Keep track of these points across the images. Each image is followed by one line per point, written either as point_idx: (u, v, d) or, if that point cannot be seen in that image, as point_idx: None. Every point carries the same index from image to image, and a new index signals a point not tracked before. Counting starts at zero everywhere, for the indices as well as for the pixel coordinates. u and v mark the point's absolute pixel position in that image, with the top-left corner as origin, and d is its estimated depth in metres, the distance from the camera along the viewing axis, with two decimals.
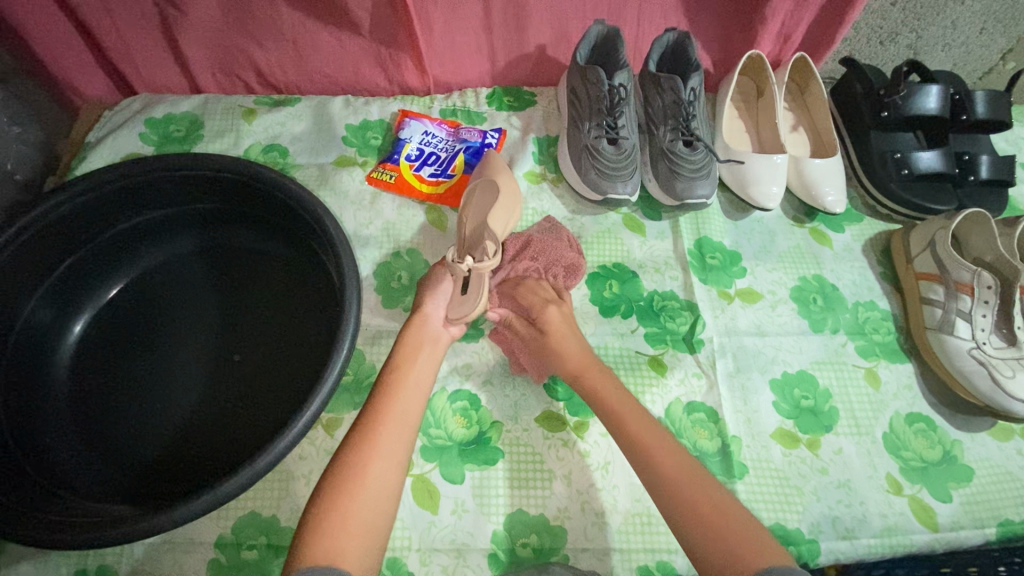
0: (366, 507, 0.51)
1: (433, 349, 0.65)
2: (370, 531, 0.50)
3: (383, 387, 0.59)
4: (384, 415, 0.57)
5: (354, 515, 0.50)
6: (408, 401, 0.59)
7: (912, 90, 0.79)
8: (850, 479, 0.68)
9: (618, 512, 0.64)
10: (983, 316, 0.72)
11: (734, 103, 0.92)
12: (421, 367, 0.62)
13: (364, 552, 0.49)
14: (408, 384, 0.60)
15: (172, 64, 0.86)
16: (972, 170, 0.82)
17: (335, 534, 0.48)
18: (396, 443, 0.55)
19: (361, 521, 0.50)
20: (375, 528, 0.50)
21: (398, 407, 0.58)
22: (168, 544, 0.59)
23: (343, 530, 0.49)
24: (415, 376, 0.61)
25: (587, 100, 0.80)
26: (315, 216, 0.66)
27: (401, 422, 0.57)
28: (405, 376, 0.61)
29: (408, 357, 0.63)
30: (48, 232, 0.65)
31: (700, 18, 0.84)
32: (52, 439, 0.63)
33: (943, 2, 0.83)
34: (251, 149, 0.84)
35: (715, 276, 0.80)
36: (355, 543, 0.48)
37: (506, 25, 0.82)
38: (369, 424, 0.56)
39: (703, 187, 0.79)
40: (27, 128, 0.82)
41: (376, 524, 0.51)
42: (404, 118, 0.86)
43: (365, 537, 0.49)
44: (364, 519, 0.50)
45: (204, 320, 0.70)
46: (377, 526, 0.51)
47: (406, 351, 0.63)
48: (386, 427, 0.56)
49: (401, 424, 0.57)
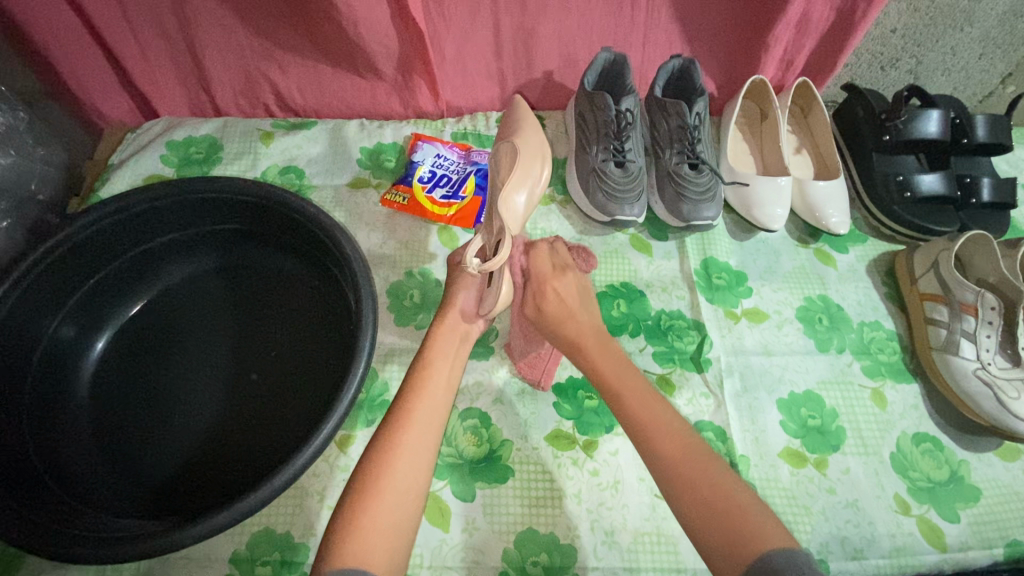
0: (391, 507, 0.52)
1: (456, 347, 0.66)
2: (396, 532, 0.51)
3: (406, 389, 0.60)
4: (406, 417, 0.57)
5: (379, 517, 0.51)
6: (431, 402, 0.59)
7: (912, 116, 0.81)
8: (857, 498, 0.69)
9: (627, 530, 0.65)
10: (987, 337, 0.73)
11: (739, 127, 0.94)
12: (444, 367, 0.63)
13: (389, 552, 0.50)
14: (433, 383, 0.61)
15: (193, 88, 0.89)
16: (974, 193, 0.84)
17: (362, 537, 0.49)
18: (419, 445, 0.56)
19: (386, 524, 0.51)
20: (400, 529, 0.52)
21: (423, 407, 0.59)
22: (184, 560, 0.60)
23: (370, 532, 0.50)
24: (437, 376, 0.62)
25: (594, 124, 0.83)
26: (332, 237, 0.68)
27: (424, 423, 0.58)
28: (427, 377, 0.61)
29: (431, 359, 0.63)
30: (75, 253, 0.67)
31: (705, 45, 0.86)
32: (72, 454, 0.64)
33: (941, 29, 0.85)
34: (268, 171, 0.87)
35: (722, 296, 0.81)
36: (380, 544, 0.50)
37: (516, 51, 0.85)
38: (391, 426, 0.57)
39: (709, 209, 0.81)
40: (51, 150, 0.84)
41: (399, 527, 0.52)
42: (417, 142, 0.89)
43: (391, 538, 0.51)
44: (389, 520, 0.51)
45: (223, 338, 0.72)
46: (402, 527, 0.52)
47: (427, 352, 0.64)
48: (411, 428, 0.57)
49: (423, 425, 0.57)
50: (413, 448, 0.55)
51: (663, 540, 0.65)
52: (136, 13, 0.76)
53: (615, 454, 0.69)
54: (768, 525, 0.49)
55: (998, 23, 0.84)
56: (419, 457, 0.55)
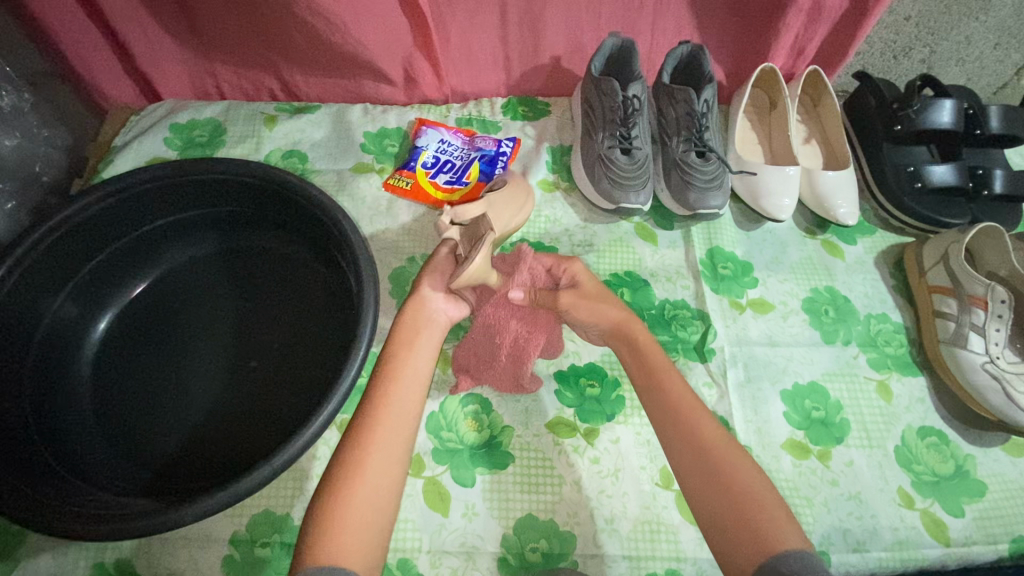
0: (367, 503, 0.51)
1: (430, 335, 0.64)
2: (373, 529, 0.50)
3: (376, 381, 0.59)
4: (380, 410, 0.56)
5: (355, 514, 0.50)
6: (404, 393, 0.58)
7: (925, 104, 0.80)
8: (861, 491, 0.68)
9: (627, 518, 0.65)
10: (997, 331, 0.72)
11: (747, 115, 0.93)
12: (418, 357, 0.62)
13: (366, 549, 0.49)
14: (406, 372, 0.60)
15: (197, 70, 0.88)
16: (986, 184, 0.81)
17: (338, 535, 0.48)
18: (393, 438, 0.55)
19: (364, 520, 0.50)
20: (379, 525, 0.51)
21: (397, 397, 0.58)
22: (184, 540, 0.60)
23: (346, 528, 0.49)
24: (411, 366, 0.61)
25: (600, 111, 0.81)
26: (335, 220, 0.68)
27: (397, 416, 0.56)
28: (400, 367, 0.60)
29: (403, 347, 0.62)
30: (77, 232, 0.67)
31: (714, 31, 0.85)
32: (73, 432, 0.64)
33: (957, 17, 0.83)
34: (272, 155, 0.86)
35: (727, 286, 0.80)
36: (358, 540, 0.49)
37: (523, 36, 0.84)
38: (364, 420, 0.56)
39: (716, 197, 0.80)
40: (56, 131, 0.84)
41: (378, 522, 0.51)
42: (421, 127, 0.88)
43: (368, 535, 0.50)
44: (366, 517, 0.50)
45: (224, 320, 0.72)
46: (380, 523, 0.51)
47: (400, 341, 0.63)
48: (384, 420, 0.56)
49: (397, 418, 0.56)
50: (387, 443, 0.54)
51: (663, 528, 0.64)
52: None
53: (616, 442, 0.69)
54: (771, 519, 0.48)
55: (1014, 11, 0.83)
56: (394, 451, 0.54)
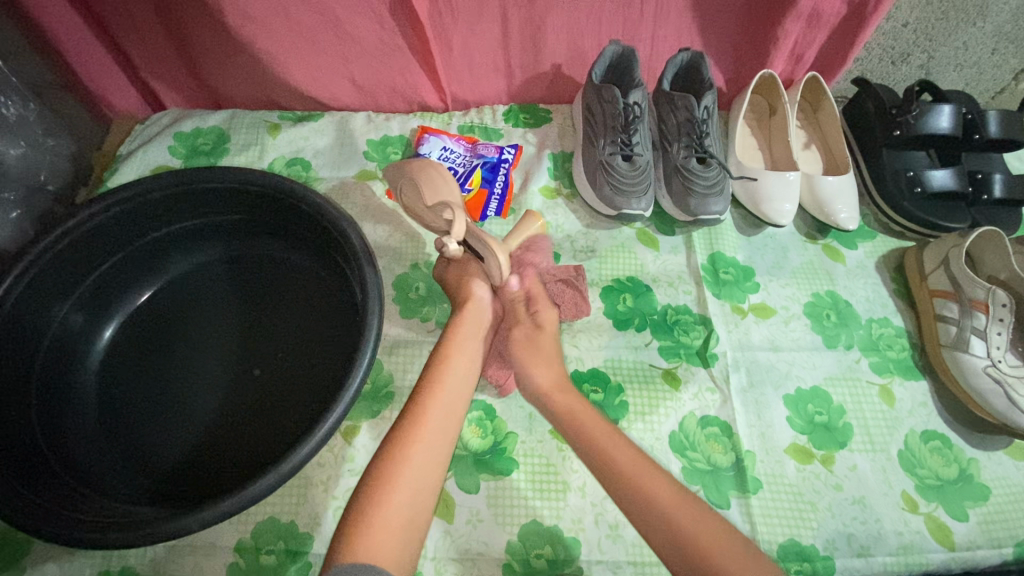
0: (403, 505, 0.51)
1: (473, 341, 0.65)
2: (408, 530, 0.50)
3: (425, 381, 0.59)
4: (423, 413, 0.57)
5: (393, 511, 0.50)
6: (450, 396, 0.59)
7: (923, 110, 0.81)
8: (864, 495, 0.68)
9: (632, 524, 0.65)
10: (998, 334, 0.72)
11: (747, 121, 0.94)
12: (463, 359, 0.62)
13: (401, 548, 0.49)
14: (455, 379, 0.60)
15: (201, 79, 0.88)
16: (986, 189, 0.82)
17: (376, 531, 0.49)
18: (436, 440, 0.55)
19: (398, 520, 0.50)
20: (412, 528, 0.51)
21: (444, 402, 0.58)
22: (189, 548, 0.60)
23: (380, 527, 0.49)
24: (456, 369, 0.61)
25: (602, 118, 0.82)
26: (339, 227, 0.68)
27: (442, 421, 0.57)
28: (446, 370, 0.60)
29: (452, 349, 0.62)
30: (84, 241, 0.68)
31: (713, 38, 0.85)
32: (79, 441, 0.64)
33: (954, 23, 0.84)
34: (275, 163, 0.87)
35: (728, 291, 0.81)
36: (390, 540, 0.49)
37: (523, 44, 0.84)
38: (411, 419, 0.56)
39: (717, 203, 0.81)
40: (60, 141, 0.84)
41: (411, 525, 0.51)
42: (423, 135, 0.88)
43: (403, 533, 0.50)
44: (401, 516, 0.51)
45: (229, 328, 0.72)
46: (415, 523, 0.51)
47: (451, 344, 0.63)
48: (428, 423, 0.56)
49: (440, 420, 0.57)
50: (431, 442, 0.55)
51: None
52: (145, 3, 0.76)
53: None
54: None
55: (1011, 17, 0.83)
56: (434, 456, 0.55)
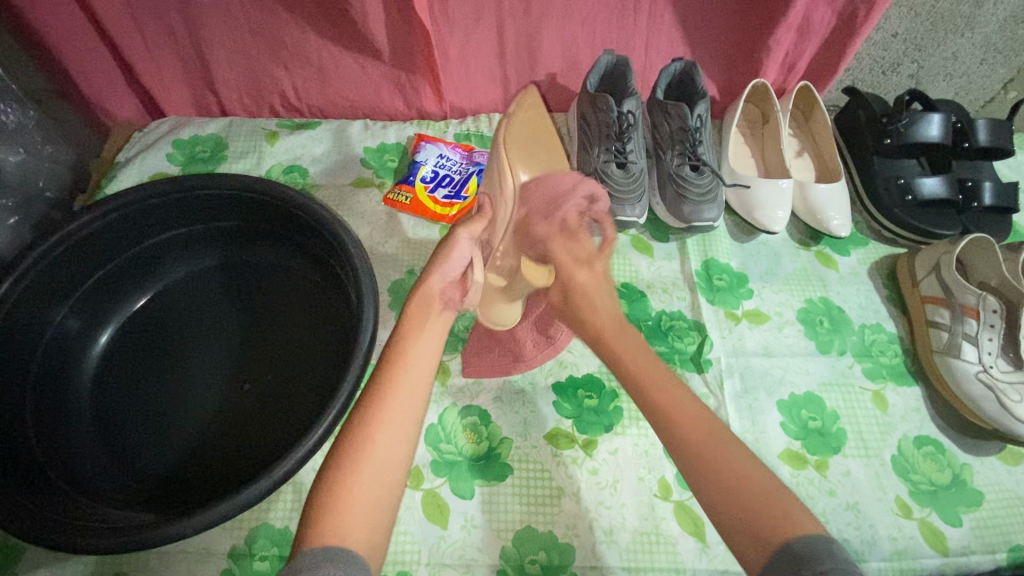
0: (371, 484, 0.47)
1: (438, 323, 0.59)
2: (380, 511, 0.47)
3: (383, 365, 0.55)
4: (386, 386, 0.53)
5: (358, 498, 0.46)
6: (413, 373, 0.54)
7: (912, 119, 0.82)
8: (858, 501, 0.68)
9: (626, 530, 0.65)
10: (989, 340, 0.73)
11: (740, 130, 0.95)
12: (427, 339, 0.58)
13: (368, 533, 0.45)
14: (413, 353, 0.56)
15: (198, 88, 0.89)
16: (975, 197, 0.82)
17: (340, 519, 0.45)
18: (402, 419, 0.51)
19: (366, 502, 0.47)
20: (383, 505, 0.47)
21: (406, 376, 0.54)
22: (182, 554, 0.60)
23: (349, 508, 0.46)
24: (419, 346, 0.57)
25: (596, 126, 0.83)
26: (335, 234, 0.68)
27: (409, 394, 0.53)
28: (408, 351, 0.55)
29: (413, 330, 0.58)
30: (79, 248, 0.68)
31: (707, 48, 0.87)
32: (72, 445, 0.64)
33: (943, 33, 0.85)
34: (272, 170, 0.87)
35: (722, 297, 0.81)
36: (360, 520, 0.45)
37: (519, 53, 0.85)
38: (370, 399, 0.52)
39: (710, 210, 0.82)
40: (59, 148, 0.85)
41: (381, 505, 0.47)
42: (420, 142, 0.89)
43: (373, 515, 0.46)
44: (369, 496, 0.47)
45: (224, 333, 0.72)
46: (387, 503, 0.48)
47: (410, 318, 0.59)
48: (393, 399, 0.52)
49: (405, 400, 0.52)
50: (395, 421, 0.51)
51: (662, 539, 0.64)
52: (144, 14, 0.77)
53: (614, 453, 0.69)
54: None
55: (999, 28, 0.85)
56: (401, 431, 0.51)
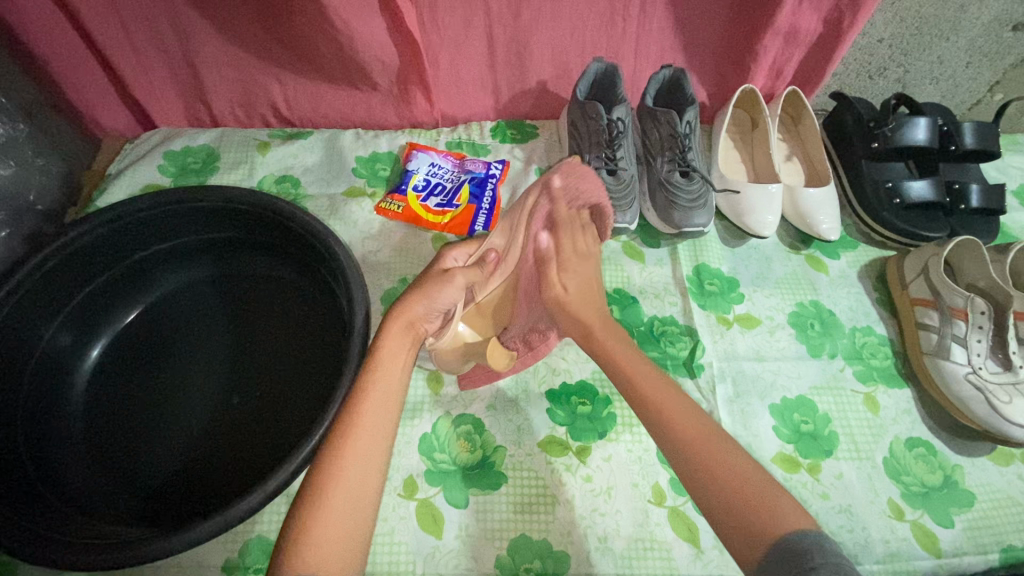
0: (343, 515, 0.48)
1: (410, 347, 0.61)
2: (353, 539, 0.48)
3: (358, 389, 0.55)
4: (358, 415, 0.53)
5: (330, 528, 0.47)
6: (384, 402, 0.55)
7: (900, 123, 0.83)
8: (851, 503, 0.69)
9: (621, 536, 0.65)
10: (977, 342, 0.73)
11: (730, 135, 0.95)
12: (398, 366, 0.58)
13: (340, 564, 0.46)
14: (385, 380, 0.56)
15: (190, 99, 0.89)
16: (963, 199, 0.84)
17: (314, 551, 0.45)
18: (372, 450, 0.52)
19: (338, 534, 0.47)
20: (354, 534, 0.48)
21: (379, 404, 0.55)
22: (175, 568, 0.60)
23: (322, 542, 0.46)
24: (384, 379, 0.57)
25: (587, 133, 0.83)
26: (328, 245, 0.69)
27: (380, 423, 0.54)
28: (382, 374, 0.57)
29: (385, 356, 0.58)
30: (69, 262, 0.68)
31: (696, 54, 0.87)
32: (65, 460, 0.64)
33: (928, 38, 0.86)
34: (264, 180, 0.88)
35: (714, 302, 0.82)
36: (334, 552, 0.46)
37: (509, 61, 0.86)
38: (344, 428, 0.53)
39: (701, 216, 0.82)
40: (50, 161, 0.85)
41: (354, 533, 0.48)
42: (411, 151, 0.90)
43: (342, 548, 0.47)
44: (341, 529, 0.47)
45: (217, 345, 0.72)
46: (357, 536, 0.48)
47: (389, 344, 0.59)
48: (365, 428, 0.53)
49: (373, 431, 0.53)
50: (368, 447, 0.52)
51: (657, 545, 0.65)
52: (134, 26, 0.77)
53: (608, 460, 0.69)
54: None
55: (983, 32, 0.86)
56: (374, 457, 0.52)
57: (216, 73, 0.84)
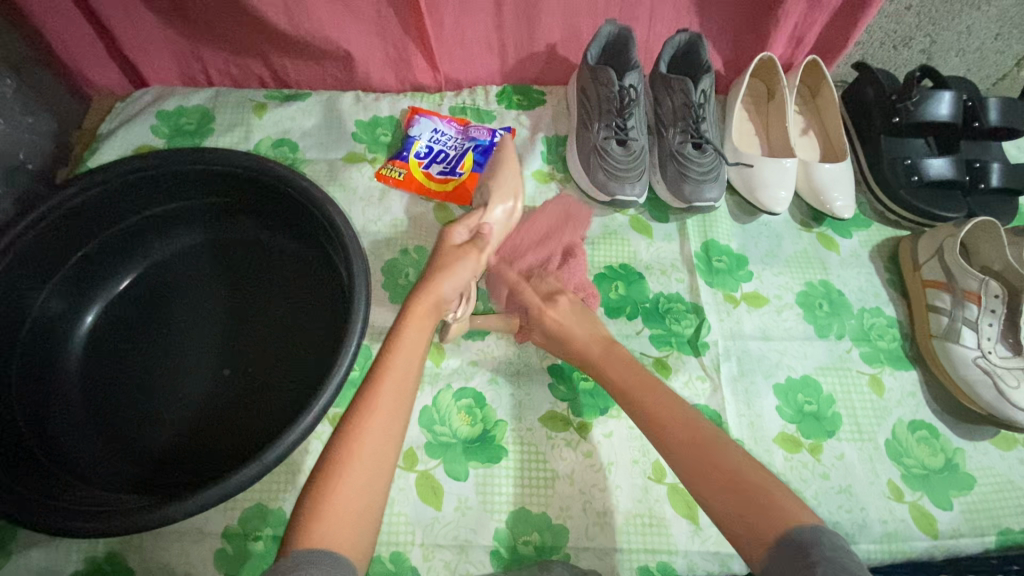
0: (355, 487, 0.48)
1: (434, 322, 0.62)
2: (365, 513, 0.47)
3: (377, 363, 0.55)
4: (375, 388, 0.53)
5: (344, 500, 0.47)
6: (399, 376, 0.55)
7: (924, 97, 0.80)
8: (851, 484, 0.68)
9: (619, 512, 0.65)
10: (988, 325, 0.72)
11: (745, 105, 0.92)
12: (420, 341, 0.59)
13: (353, 535, 0.46)
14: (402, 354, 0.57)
15: (182, 55, 0.85)
16: (983, 178, 0.81)
17: (327, 521, 0.45)
18: (385, 429, 0.51)
19: (351, 507, 0.47)
20: (366, 509, 0.47)
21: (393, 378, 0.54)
22: (175, 534, 0.60)
23: (335, 512, 0.46)
24: (402, 359, 0.56)
25: (597, 100, 0.80)
26: (326, 213, 0.66)
27: (396, 395, 0.53)
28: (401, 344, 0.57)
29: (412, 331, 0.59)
30: (60, 226, 0.66)
31: (714, 18, 0.83)
32: (61, 427, 0.63)
33: (959, 7, 0.82)
34: (261, 143, 0.85)
35: (721, 280, 0.80)
36: (348, 523, 0.46)
37: (518, 22, 0.82)
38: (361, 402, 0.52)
39: (712, 190, 0.80)
40: (39, 118, 0.82)
41: (366, 507, 0.48)
42: (414, 116, 0.86)
43: (357, 524, 0.46)
44: (354, 503, 0.47)
45: (213, 312, 0.71)
46: (366, 517, 0.47)
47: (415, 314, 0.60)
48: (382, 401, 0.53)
49: (387, 411, 0.52)
50: (383, 421, 0.52)
51: (655, 521, 0.65)
52: None
53: (609, 436, 0.69)
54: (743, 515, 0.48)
55: (1017, 1, 0.81)
56: (390, 431, 0.51)
57: (212, 29, 0.80)
